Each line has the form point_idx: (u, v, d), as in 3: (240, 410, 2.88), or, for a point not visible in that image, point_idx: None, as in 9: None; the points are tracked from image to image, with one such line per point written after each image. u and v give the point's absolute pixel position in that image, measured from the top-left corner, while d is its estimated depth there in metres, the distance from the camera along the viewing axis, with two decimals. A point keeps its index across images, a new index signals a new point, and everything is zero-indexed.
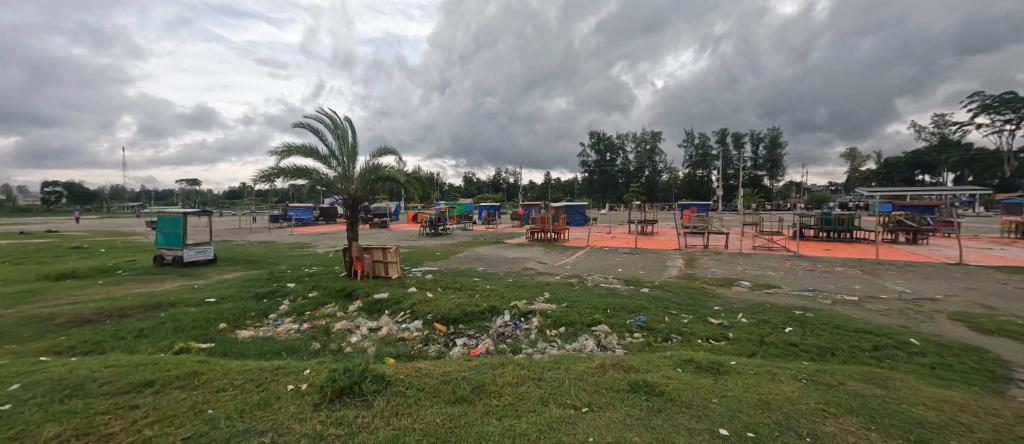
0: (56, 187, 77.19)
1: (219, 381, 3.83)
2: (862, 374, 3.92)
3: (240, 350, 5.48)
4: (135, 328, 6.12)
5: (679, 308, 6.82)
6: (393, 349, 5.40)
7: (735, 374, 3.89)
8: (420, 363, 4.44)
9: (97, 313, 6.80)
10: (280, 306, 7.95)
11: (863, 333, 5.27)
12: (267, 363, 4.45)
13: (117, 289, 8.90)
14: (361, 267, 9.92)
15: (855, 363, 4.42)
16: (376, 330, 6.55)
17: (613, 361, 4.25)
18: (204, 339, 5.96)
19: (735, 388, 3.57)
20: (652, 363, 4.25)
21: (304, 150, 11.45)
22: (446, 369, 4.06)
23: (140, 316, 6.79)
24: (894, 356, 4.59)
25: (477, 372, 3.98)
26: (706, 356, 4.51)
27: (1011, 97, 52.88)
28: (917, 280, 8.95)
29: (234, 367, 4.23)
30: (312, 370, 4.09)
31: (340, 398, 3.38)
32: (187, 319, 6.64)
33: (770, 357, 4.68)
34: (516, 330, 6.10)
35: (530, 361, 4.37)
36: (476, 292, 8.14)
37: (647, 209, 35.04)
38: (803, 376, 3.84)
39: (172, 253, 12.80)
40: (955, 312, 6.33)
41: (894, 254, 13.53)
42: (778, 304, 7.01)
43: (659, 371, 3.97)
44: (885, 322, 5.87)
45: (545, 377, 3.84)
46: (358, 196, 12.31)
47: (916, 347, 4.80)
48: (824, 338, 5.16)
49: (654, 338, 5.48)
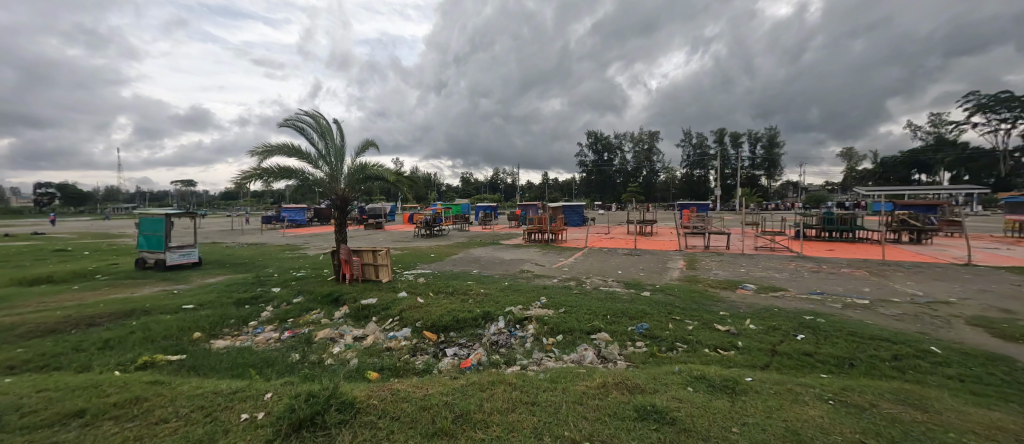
0: (49, 188, 76.71)
1: (161, 410, 3.56)
2: (893, 392, 3.68)
3: (210, 363, 5.24)
4: (101, 339, 5.86)
5: (683, 313, 6.59)
6: (377, 362, 5.19)
7: (752, 394, 3.65)
8: (400, 382, 4.17)
9: (62, 322, 6.53)
10: (262, 312, 7.69)
11: (880, 341, 5.08)
12: (227, 384, 4.19)
13: (91, 295, 8.62)
14: (350, 270, 9.68)
15: (879, 378, 4.20)
16: (361, 339, 6.34)
17: (615, 378, 4.00)
18: (174, 350, 5.71)
19: (755, 411, 3.34)
20: (659, 380, 4.01)
21: (287, 149, 11.15)
22: (427, 391, 3.81)
23: (108, 325, 6.52)
24: (917, 367, 4.39)
25: (462, 395, 3.73)
26: (718, 371, 4.25)
27: (1008, 96, 53.19)
28: (927, 282, 8.76)
29: (186, 390, 3.96)
30: (274, 394, 3.82)
31: (298, 432, 3.11)
32: (158, 328, 6.38)
33: (783, 369, 4.47)
34: (511, 338, 5.91)
35: (523, 380, 4.12)
36: (469, 297, 7.89)
37: (647, 209, 34.83)
38: (828, 395, 3.61)
39: (155, 257, 12.52)
40: (974, 317, 6.14)
41: (899, 254, 13.34)
42: (787, 308, 6.81)
43: (667, 391, 3.73)
44: (902, 328, 5.66)
45: (540, 401, 3.61)
46: (346, 197, 11.98)
47: (939, 356, 4.61)
48: (839, 346, 4.98)
49: (658, 348, 5.27)
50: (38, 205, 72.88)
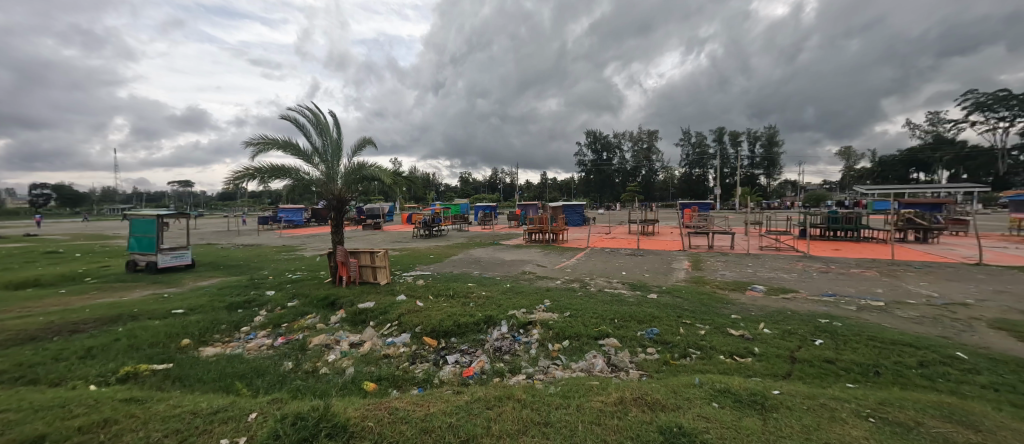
0: (45, 189, 76.56)
1: (132, 435, 3.36)
2: (934, 406, 3.52)
3: (197, 374, 5.07)
4: (82, 347, 5.68)
5: (693, 316, 6.45)
6: (375, 371, 5.05)
7: (784, 411, 3.47)
8: (399, 397, 3.99)
9: (43, 329, 6.33)
10: (256, 317, 7.53)
11: (903, 347, 4.96)
12: (209, 402, 4.00)
13: (78, 300, 8.42)
14: (347, 273, 9.51)
15: (913, 388, 4.04)
16: (357, 345, 6.19)
17: (633, 393, 3.84)
18: (159, 359, 5.54)
19: (791, 431, 3.16)
20: (680, 395, 3.84)
21: (283, 145, 10.97)
22: (429, 410, 3.64)
23: (92, 332, 6.34)
24: (945, 375, 4.25)
25: (468, 414, 3.56)
26: (742, 383, 4.08)
27: (1006, 95, 53.27)
28: (941, 283, 8.65)
29: (161, 411, 3.77)
30: (259, 415, 3.62)
31: None
32: (145, 335, 6.21)
33: (807, 379, 4.32)
34: (514, 344, 5.76)
35: (531, 395, 3.94)
36: (470, 300, 7.72)
37: (647, 209, 34.79)
38: (868, 411, 3.43)
39: (146, 259, 12.32)
40: (995, 319, 6.03)
41: (907, 254, 13.21)
42: (799, 311, 6.68)
43: (690, 408, 3.56)
44: (922, 332, 5.53)
45: (552, 421, 3.43)
46: (343, 197, 11.81)
47: (967, 363, 4.47)
48: (861, 353, 4.85)
49: (671, 355, 5.13)
50: (36, 205, 72.91)
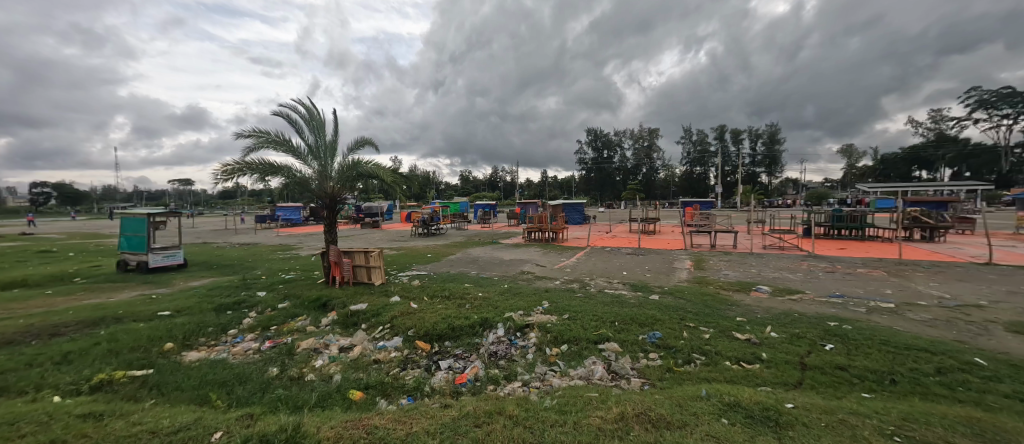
0: (45, 188, 76.73)
1: None
2: (961, 422, 3.38)
3: (176, 381, 4.96)
4: (59, 352, 5.56)
5: (696, 319, 6.31)
6: (362, 378, 4.92)
7: (800, 429, 3.34)
8: (381, 411, 3.87)
9: (23, 333, 6.21)
10: (244, 320, 7.41)
11: (918, 352, 4.83)
12: (173, 418, 3.86)
13: (65, 301, 8.31)
14: (340, 274, 9.38)
15: (931, 398, 3.91)
16: (348, 349, 6.06)
17: (636, 408, 3.71)
18: (139, 365, 5.42)
19: None
20: (686, 409, 3.71)
21: (276, 142, 10.83)
22: (409, 429, 3.51)
23: (73, 335, 6.23)
24: (965, 383, 4.13)
25: (458, 434, 3.41)
26: (752, 394, 3.95)
27: (1010, 92, 52.86)
28: (950, 284, 8.49)
29: (118, 430, 3.63)
30: (223, 435, 3.49)
31: None
32: (126, 339, 6.08)
33: (820, 388, 4.19)
34: (511, 348, 5.63)
35: (524, 410, 3.81)
36: (465, 302, 7.57)
37: (648, 208, 34.58)
38: (890, 429, 3.29)
39: (137, 259, 12.21)
40: (1011, 322, 5.87)
41: (914, 253, 13.00)
42: (806, 314, 6.53)
43: (699, 426, 3.42)
44: (937, 337, 5.39)
45: (546, 440, 3.30)
46: (336, 195, 11.66)
47: (987, 370, 4.36)
48: (874, 359, 4.71)
49: (674, 362, 5.01)
50: (33, 203, 72.75)
